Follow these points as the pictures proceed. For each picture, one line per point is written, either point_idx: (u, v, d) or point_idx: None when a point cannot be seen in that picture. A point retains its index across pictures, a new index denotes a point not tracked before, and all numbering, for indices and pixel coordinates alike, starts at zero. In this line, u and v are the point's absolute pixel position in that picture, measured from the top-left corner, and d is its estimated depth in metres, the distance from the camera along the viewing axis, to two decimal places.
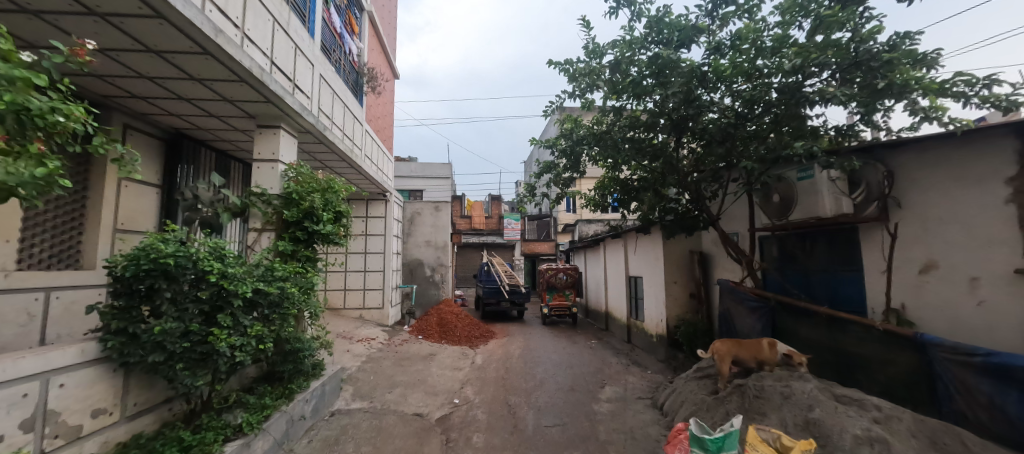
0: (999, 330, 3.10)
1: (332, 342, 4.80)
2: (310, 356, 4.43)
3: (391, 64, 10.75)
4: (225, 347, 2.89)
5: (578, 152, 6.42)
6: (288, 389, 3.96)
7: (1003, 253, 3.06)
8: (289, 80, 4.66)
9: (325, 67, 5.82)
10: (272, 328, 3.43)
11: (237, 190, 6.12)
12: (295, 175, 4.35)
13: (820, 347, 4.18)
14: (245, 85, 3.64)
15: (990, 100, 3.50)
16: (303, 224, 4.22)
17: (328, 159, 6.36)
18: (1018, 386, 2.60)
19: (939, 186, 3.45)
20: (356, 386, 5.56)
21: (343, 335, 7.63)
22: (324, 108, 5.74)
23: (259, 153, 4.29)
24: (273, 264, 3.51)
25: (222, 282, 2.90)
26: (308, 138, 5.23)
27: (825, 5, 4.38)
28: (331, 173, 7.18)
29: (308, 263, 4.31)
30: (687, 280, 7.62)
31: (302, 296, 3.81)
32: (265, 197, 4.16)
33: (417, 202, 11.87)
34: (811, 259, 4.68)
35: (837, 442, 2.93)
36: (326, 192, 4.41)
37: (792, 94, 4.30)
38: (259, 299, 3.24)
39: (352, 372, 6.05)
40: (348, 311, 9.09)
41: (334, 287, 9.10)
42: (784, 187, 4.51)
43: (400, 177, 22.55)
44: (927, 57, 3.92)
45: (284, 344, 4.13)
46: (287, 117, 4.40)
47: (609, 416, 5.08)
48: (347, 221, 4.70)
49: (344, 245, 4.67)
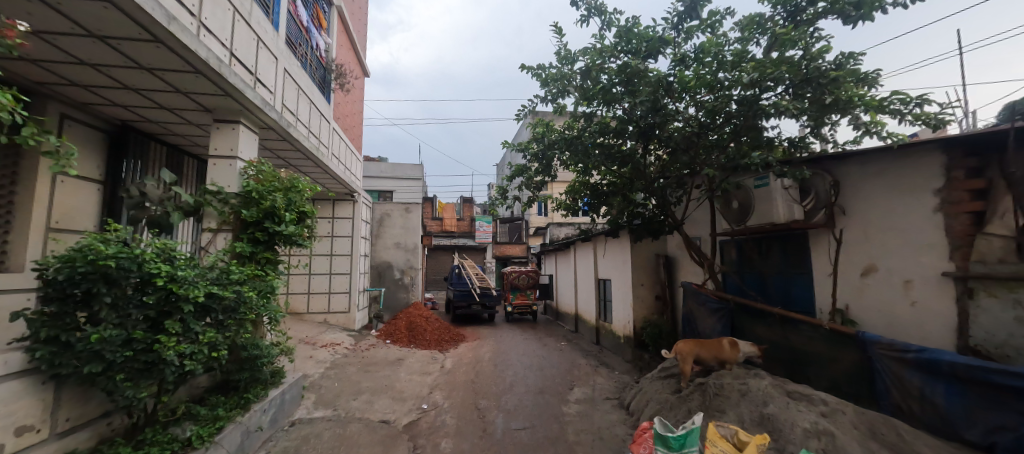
0: (928, 327, 3.36)
1: (293, 349, 4.59)
2: (269, 364, 4.21)
3: (361, 61, 10.55)
4: (173, 355, 2.72)
5: (550, 156, 6.39)
6: (243, 399, 3.76)
7: (932, 257, 3.33)
8: (249, 74, 4.48)
9: (290, 61, 5.63)
10: (227, 334, 3.27)
11: (191, 188, 5.82)
12: (255, 172, 4.17)
13: (774, 346, 4.40)
14: (200, 76, 3.47)
15: (921, 118, 3.83)
16: (263, 225, 4.05)
17: (291, 157, 6.13)
18: (947, 380, 2.84)
19: (880, 195, 3.71)
20: (319, 394, 5.37)
21: (306, 341, 7.36)
22: (288, 103, 5.55)
23: (215, 148, 4.08)
24: (229, 266, 3.35)
25: (171, 286, 2.74)
26: (270, 135, 5.04)
27: (779, 23, 4.68)
28: (295, 171, 6.92)
29: (268, 265, 4.12)
30: (652, 283, 7.86)
31: (261, 300, 3.64)
32: (222, 196, 3.95)
33: (386, 203, 11.63)
34: (767, 263, 4.94)
35: (789, 436, 3.10)
36: (288, 191, 4.24)
37: (749, 106, 4.54)
38: (213, 304, 3.08)
39: (315, 379, 5.86)
40: (312, 315, 8.78)
41: (296, 290, 8.76)
42: (743, 194, 4.74)
43: (369, 177, 22.06)
44: (870, 77, 4.26)
45: (240, 352, 3.93)
46: (248, 112, 4.22)
47: (578, 417, 5.16)
48: (312, 222, 4.56)
49: (309, 247, 4.51)
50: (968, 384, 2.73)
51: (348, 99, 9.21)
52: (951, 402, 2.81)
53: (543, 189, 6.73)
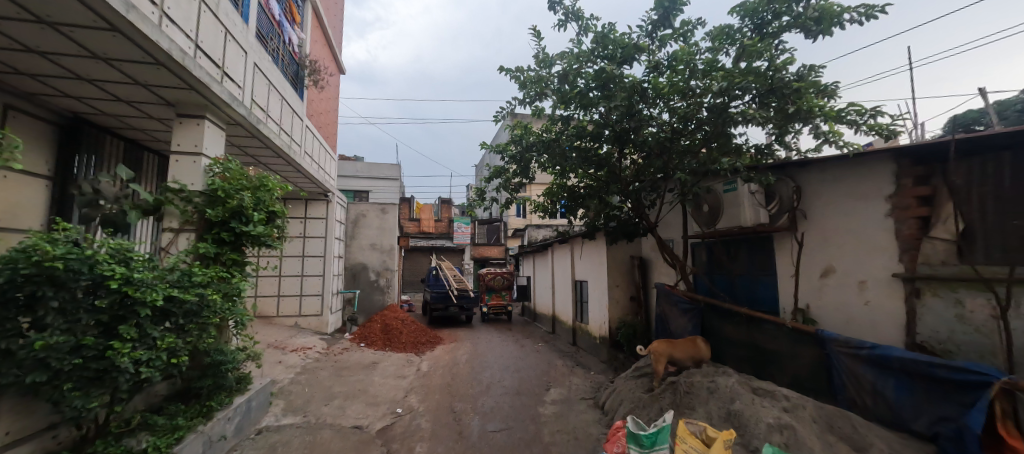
0: (880, 325, 3.57)
1: (261, 354, 4.46)
2: (234, 370, 4.08)
3: (336, 57, 10.36)
4: (128, 362, 2.62)
5: (528, 158, 6.43)
6: (206, 407, 3.63)
7: (883, 259, 3.55)
8: (216, 67, 4.34)
9: (260, 55, 5.47)
10: (188, 339, 3.17)
11: (150, 185, 5.60)
12: (221, 170, 4.02)
13: (741, 344, 4.58)
14: (162, 68, 3.35)
15: (875, 128, 4.08)
16: (229, 225, 3.92)
17: (261, 155, 5.96)
18: (895, 374, 3.04)
19: (839, 200, 3.92)
20: (288, 400, 5.24)
21: (276, 345, 7.16)
22: (257, 99, 5.40)
23: (179, 144, 3.94)
24: (192, 268, 3.23)
25: (126, 289, 2.64)
26: (238, 131, 4.90)
27: (747, 35, 4.90)
28: (264, 169, 6.74)
29: (234, 266, 3.99)
30: (627, 284, 8.03)
31: (225, 303, 3.53)
32: (185, 194, 3.84)
33: (362, 203, 11.43)
34: (736, 264, 5.14)
35: (753, 431, 3.24)
36: (258, 190, 4.11)
37: (719, 114, 4.73)
38: (173, 308, 2.99)
39: (285, 385, 5.70)
40: (282, 319, 8.55)
41: (266, 293, 8.51)
42: (713, 198, 4.92)
43: (344, 177, 21.63)
44: (829, 88, 4.51)
45: (202, 358, 3.80)
46: (214, 106, 4.09)
47: (553, 418, 5.23)
48: (283, 222, 4.45)
49: (279, 247, 4.40)
50: (915, 379, 2.92)
51: (322, 96, 9.02)
52: (899, 395, 3.01)
53: (521, 191, 6.76)
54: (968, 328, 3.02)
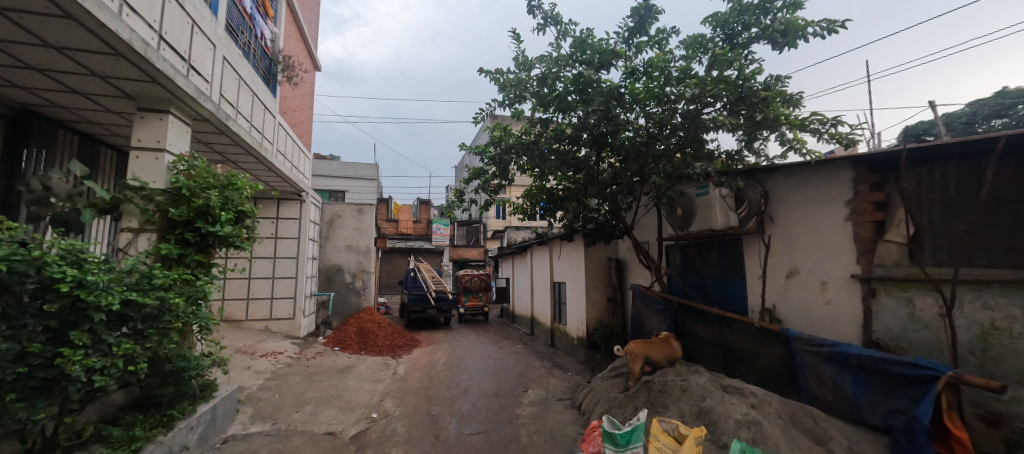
0: (840, 323, 3.75)
1: (228, 359, 4.32)
2: (198, 377, 3.93)
3: (311, 54, 10.14)
4: (80, 370, 2.51)
5: (506, 160, 6.45)
6: (167, 417, 3.47)
7: (843, 261, 3.73)
8: (182, 60, 4.19)
9: (229, 48, 5.30)
10: (148, 345, 3.04)
11: (107, 182, 5.37)
12: (186, 168, 3.85)
13: (712, 344, 4.72)
14: (122, 60, 3.21)
15: (836, 137, 4.30)
16: (194, 225, 3.76)
17: (230, 152, 5.79)
18: (853, 370, 3.21)
19: (803, 205, 4.10)
20: (257, 407, 5.08)
21: (244, 350, 6.93)
22: (226, 94, 5.24)
23: (139, 140, 3.77)
24: (153, 270, 3.12)
25: (78, 293, 2.52)
26: (205, 127, 4.74)
27: (719, 44, 5.07)
28: (233, 166, 6.53)
29: (200, 268, 3.84)
30: (604, 285, 8.16)
31: (189, 307, 3.41)
32: (146, 192, 3.66)
33: (337, 203, 11.21)
34: (708, 266, 5.31)
35: (723, 428, 3.35)
36: (225, 189, 3.94)
37: (692, 120, 4.89)
38: (130, 312, 2.88)
39: (254, 391, 5.53)
40: (252, 323, 8.28)
41: (234, 296, 8.23)
42: (686, 201, 5.07)
43: (319, 176, 21.15)
44: (794, 98, 4.73)
45: (163, 364, 3.62)
46: (179, 100, 3.95)
47: (530, 419, 5.26)
48: (253, 223, 4.32)
49: (249, 249, 4.26)
50: (871, 374, 3.08)
51: (296, 93, 8.82)
52: (857, 390, 3.17)
53: (500, 193, 6.75)
54: (918, 325, 3.21)
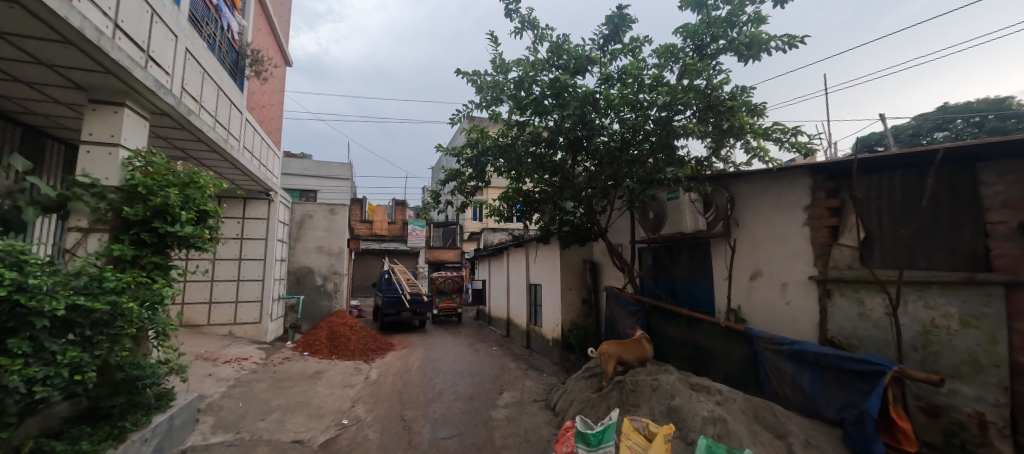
0: (798, 322, 3.96)
1: (186, 366, 4.08)
2: (153, 385, 3.68)
3: (281, 49, 9.88)
4: (18, 381, 2.34)
5: (483, 162, 6.45)
6: (116, 429, 3.20)
7: (801, 263, 3.94)
8: (140, 51, 4.02)
9: (193, 40, 5.11)
10: (97, 353, 2.89)
11: (54, 177, 5.09)
12: (142, 164, 3.61)
13: (681, 343, 4.88)
14: (72, 48, 3.05)
15: (796, 146, 4.54)
16: (151, 225, 3.55)
17: (192, 148, 5.55)
18: (810, 367, 3.38)
19: (766, 210, 4.30)
20: (218, 417, 4.88)
21: (206, 357, 6.64)
22: (188, 87, 5.05)
23: (90, 134, 3.57)
24: (103, 273, 2.98)
25: (19, 297, 2.38)
26: (165, 121, 4.54)
27: (689, 54, 5.26)
28: (195, 164, 6.29)
29: (157, 271, 3.63)
30: (579, 287, 8.29)
31: (145, 312, 3.25)
32: (97, 189, 3.42)
33: (309, 203, 10.94)
34: (678, 268, 5.49)
35: (690, 425, 3.46)
36: (186, 187, 3.73)
37: (664, 127, 5.06)
38: (77, 318, 2.74)
39: (216, 400, 5.31)
40: (214, 328, 7.94)
41: (195, 300, 7.87)
42: (657, 205, 5.23)
43: (290, 175, 20.56)
44: (759, 108, 4.97)
45: (113, 372, 3.32)
46: (136, 93, 3.77)
47: (505, 421, 5.29)
48: (216, 223, 4.15)
49: (212, 250, 4.07)
50: (826, 370, 3.27)
51: (265, 88, 8.56)
52: (813, 386, 3.35)
53: (476, 194, 6.73)
54: (868, 324, 3.42)
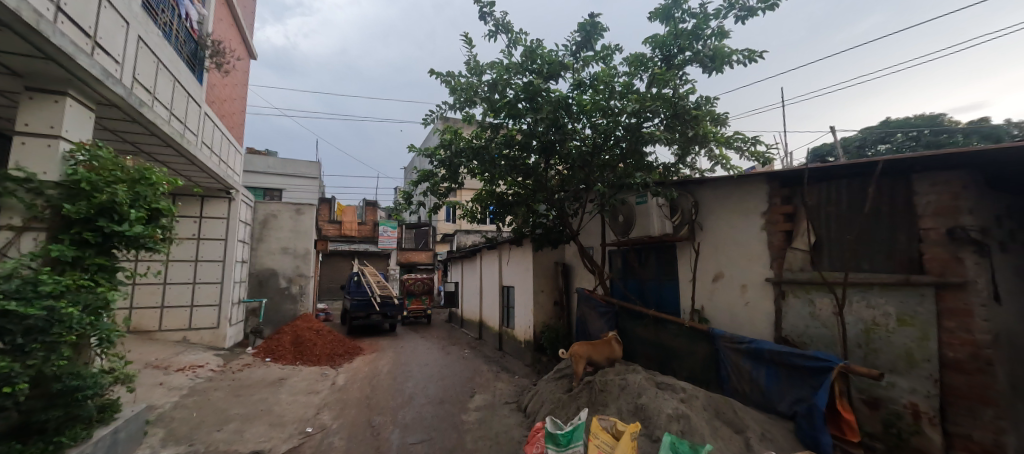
0: (756, 322, 4.17)
1: (135, 375, 3.77)
2: (96, 396, 3.35)
3: (245, 40, 9.51)
4: None
5: (456, 164, 6.34)
6: (53, 445, 2.91)
7: (759, 266, 4.16)
8: (86, 37, 3.78)
9: (145, 27, 4.85)
10: (30, 363, 2.71)
11: None
12: (86, 158, 3.36)
13: (649, 343, 5.03)
14: (6, 30, 2.83)
15: (755, 155, 4.79)
16: (95, 224, 3.28)
17: (144, 142, 5.26)
18: (766, 364, 3.58)
19: (727, 215, 4.50)
20: (169, 429, 4.63)
21: (156, 365, 6.28)
22: (140, 77, 4.81)
23: (26, 123, 3.29)
24: (39, 274, 2.84)
25: None
26: (112, 112, 4.28)
27: (657, 64, 5.45)
28: (148, 159, 5.96)
29: (101, 273, 3.36)
30: (551, 288, 8.40)
31: (87, 317, 3.05)
32: (35, 185, 3.16)
33: (273, 203, 10.57)
34: (645, 270, 5.67)
35: (656, 422, 3.58)
36: (135, 184, 3.48)
37: (634, 133, 5.22)
38: (7, 325, 2.60)
39: (167, 411, 5.04)
40: (166, 334, 7.48)
41: (145, 305, 7.36)
42: (627, 209, 5.39)
43: (253, 173, 19.78)
44: (722, 117, 5.22)
45: (49, 383, 3.00)
46: (81, 82, 3.54)
47: (476, 424, 5.30)
48: (170, 223, 3.88)
49: (164, 250, 3.81)
50: (780, 367, 3.46)
51: (226, 81, 8.21)
52: (768, 382, 3.54)
53: (449, 196, 6.68)
54: (818, 322, 3.65)
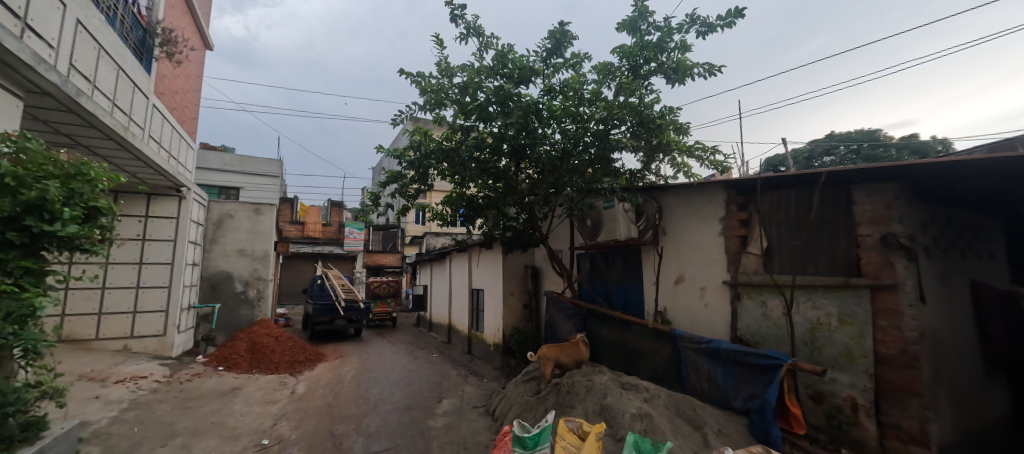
0: (714, 323, 4.35)
1: (66, 389, 3.48)
2: (19, 413, 3.07)
3: (200, 30, 9.02)
4: None
5: (425, 165, 6.14)
6: None
7: (717, 269, 4.35)
8: (16, 18, 3.48)
9: (84, 10, 4.52)
10: None
11: None
12: (12, 150, 3.02)
13: (615, 345, 5.14)
14: None
15: (714, 164, 5.02)
16: (21, 223, 2.96)
17: (81, 134, 4.90)
18: (723, 363, 3.74)
19: (688, 221, 4.69)
20: (106, 446, 4.31)
21: (93, 376, 5.83)
22: (77, 63, 4.47)
23: None
24: None
25: None
26: (44, 100, 3.96)
27: (624, 73, 5.61)
28: (86, 152, 5.53)
29: (26, 278, 3.07)
30: (520, 291, 8.45)
31: (10, 327, 2.79)
32: None
33: (230, 202, 10.09)
34: (612, 273, 5.81)
35: (620, 422, 3.65)
36: (72, 180, 3.21)
37: (602, 140, 5.35)
38: None
39: (104, 427, 4.69)
40: (104, 343, 6.96)
41: (80, 311, 6.79)
42: (595, 214, 5.53)
43: (208, 171, 18.80)
44: (685, 127, 5.43)
45: None
46: (8, 67, 3.26)
47: (444, 430, 5.24)
48: (110, 222, 3.63)
49: (101, 251, 3.54)
50: (736, 365, 3.63)
51: (178, 73, 7.76)
52: (725, 380, 3.71)
53: (418, 198, 6.58)
54: (770, 322, 3.85)
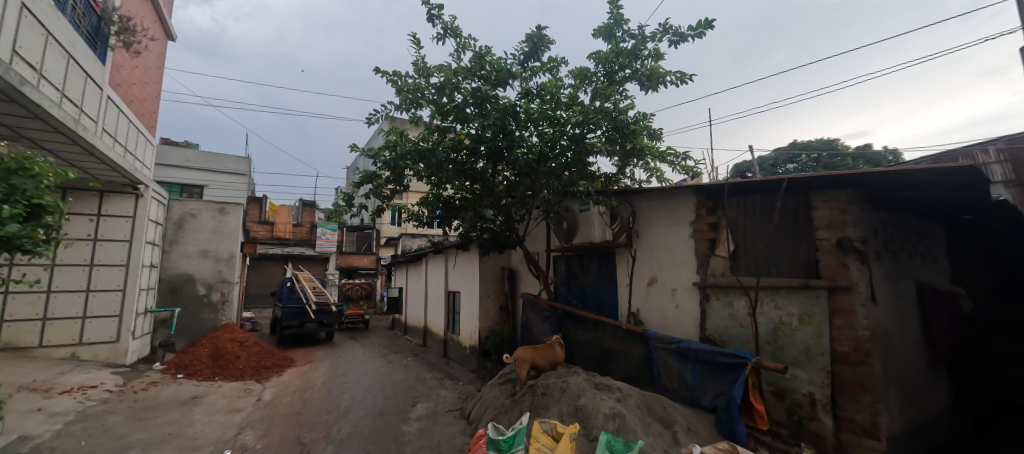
0: (685, 324, 4.44)
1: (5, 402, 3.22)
2: None
3: (161, 19, 8.59)
4: None
5: (400, 166, 6.02)
6: None
7: (687, 271, 4.45)
8: None
9: None
10: None
11: None
12: None
13: (589, 346, 5.19)
14: None
15: (685, 169, 5.14)
16: None
17: (25, 126, 4.57)
18: (692, 362, 3.82)
19: (661, 224, 4.78)
20: None
21: (36, 387, 5.44)
22: (22, 50, 4.18)
23: None
24: None
25: None
26: None
27: (600, 78, 5.69)
28: (30, 144, 5.14)
29: None
30: (497, 294, 8.44)
31: None
32: None
33: (192, 201, 9.65)
34: (587, 275, 5.86)
35: (593, 422, 3.67)
36: (13, 175, 2.99)
37: (578, 143, 5.41)
38: None
39: (47, 441, 4.37)
40: (49, 351, 6.51)
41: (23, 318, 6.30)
42: (571, 216, 5.58)
43: (170, 168, 17.96)
44: (658, 133, 5.56)
45: None
46: None
47: (417, 435, 5.15)
48: (57, 222, 3.40)
49: (45, 252, 3.29)
50: (704, 365, 3.71)
51: (136, 64, 7.37)
52: (694, 379, 3.79)
53: (394, 199, 6.46)
54: (736, 322, 3.97)
